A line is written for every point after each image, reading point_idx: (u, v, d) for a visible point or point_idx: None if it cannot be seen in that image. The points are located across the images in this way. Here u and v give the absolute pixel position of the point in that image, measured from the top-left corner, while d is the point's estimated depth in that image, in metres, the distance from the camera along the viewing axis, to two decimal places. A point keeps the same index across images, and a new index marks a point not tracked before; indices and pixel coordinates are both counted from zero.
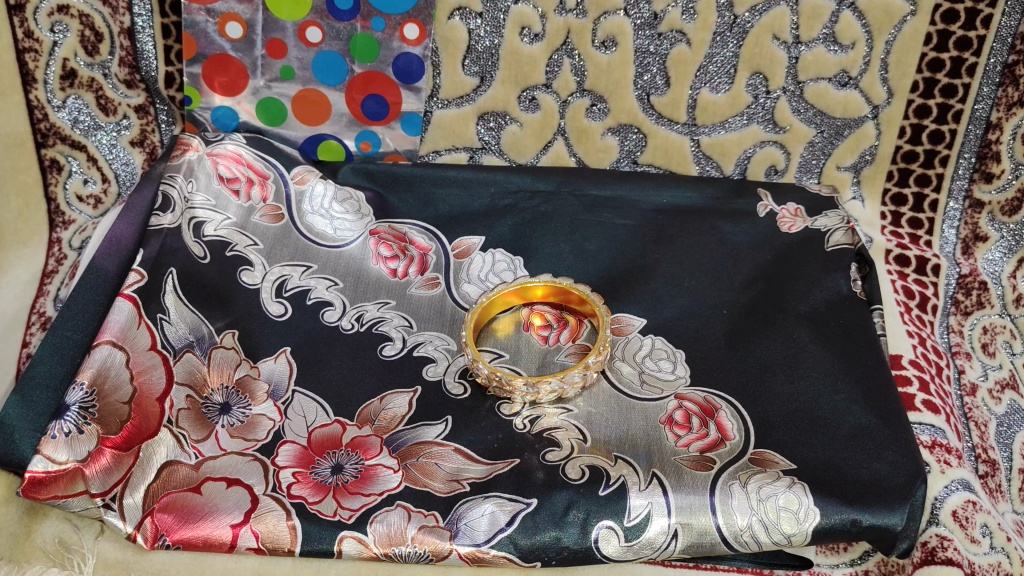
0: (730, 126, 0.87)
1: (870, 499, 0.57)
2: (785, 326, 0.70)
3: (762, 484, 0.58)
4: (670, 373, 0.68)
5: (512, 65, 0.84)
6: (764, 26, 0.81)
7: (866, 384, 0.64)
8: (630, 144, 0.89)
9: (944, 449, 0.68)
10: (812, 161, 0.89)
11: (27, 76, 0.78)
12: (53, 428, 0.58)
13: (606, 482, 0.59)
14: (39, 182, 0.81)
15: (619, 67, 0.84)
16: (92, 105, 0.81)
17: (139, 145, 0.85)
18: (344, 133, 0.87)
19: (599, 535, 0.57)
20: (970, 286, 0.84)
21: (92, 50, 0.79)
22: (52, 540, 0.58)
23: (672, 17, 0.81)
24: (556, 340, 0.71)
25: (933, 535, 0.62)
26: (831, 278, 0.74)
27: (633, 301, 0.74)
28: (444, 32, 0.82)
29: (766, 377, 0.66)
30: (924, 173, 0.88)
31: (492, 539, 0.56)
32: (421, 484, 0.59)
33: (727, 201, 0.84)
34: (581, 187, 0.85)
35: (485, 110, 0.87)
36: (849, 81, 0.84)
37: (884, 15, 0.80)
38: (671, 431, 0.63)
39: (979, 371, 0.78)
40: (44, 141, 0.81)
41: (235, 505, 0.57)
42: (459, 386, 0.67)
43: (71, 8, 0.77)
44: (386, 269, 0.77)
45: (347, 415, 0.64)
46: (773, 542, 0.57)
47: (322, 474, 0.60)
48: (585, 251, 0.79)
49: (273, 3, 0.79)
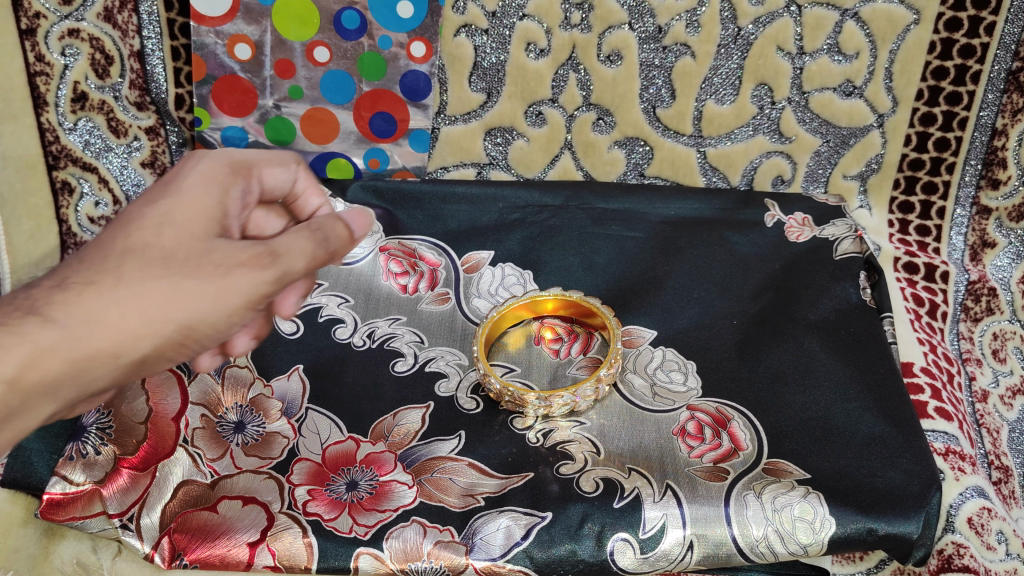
0: (736, 138, 0.88)
1: (885, 508, 0.57)
2: (796, 336, 0.70)
3: (777, 494, 0.58)
4: (681, 385, 0.68)
5: (518, 80, 0.85)
6: (767, 38, 0.82)
7: (878, 392, 0.64)
8: (637, 156, 0.89)
9: (957, 455, 0.68)
10: (819, 170, 0.90)
11: (39, 99, 0.78)
12: (72, 449, 0.60)
13: (620, 494, 0.59)
14: (50, 205, 0.82)
15: (624, 81, 0.84)
16: (103, 127, 0.82)
17: (150, 167, 0.85)
18: (353, 151, 0.87)
19: (615, 547, 0.57)
20: (979, 292, 0.84)
21: (102, 73, 0.80)
22: (69, 561, 0.59)
23: (676, 30, 0.81)
24: (567, 353, 0.72)
25: (950, 543, 0.63)
26: (840, 286, 0.74)
27: (643, 313, 0.75)
28: (450, 49, 0.83)
29: (778, 387, 0.66)
30: (931, 180, 0.88)
31: (508, 553, 0.56)
32: (435, 499, 0.59)
33: (735, 212, 0.85)
34: (589, 201, 0.85)
35: (493, 125, 0.87)
36: (854, 90, 0.85)
37: (887, 24, 0.81)
38: (684, 442, 0.63)
39: (990, 378, 0.78)
40: (55, 163, 0.81)
41: (252, 523, 0.57)
42: (472, 401, 0.67)
43: (82, 32, 0.77)
44: (396, 285, 0.77)
45: (360, 431, 0.64)
46: (789, 551, 0.57)
47: (337, 490, 0.60)
48: (594, 263, 0.79)
49: (281, 24, 0.80)
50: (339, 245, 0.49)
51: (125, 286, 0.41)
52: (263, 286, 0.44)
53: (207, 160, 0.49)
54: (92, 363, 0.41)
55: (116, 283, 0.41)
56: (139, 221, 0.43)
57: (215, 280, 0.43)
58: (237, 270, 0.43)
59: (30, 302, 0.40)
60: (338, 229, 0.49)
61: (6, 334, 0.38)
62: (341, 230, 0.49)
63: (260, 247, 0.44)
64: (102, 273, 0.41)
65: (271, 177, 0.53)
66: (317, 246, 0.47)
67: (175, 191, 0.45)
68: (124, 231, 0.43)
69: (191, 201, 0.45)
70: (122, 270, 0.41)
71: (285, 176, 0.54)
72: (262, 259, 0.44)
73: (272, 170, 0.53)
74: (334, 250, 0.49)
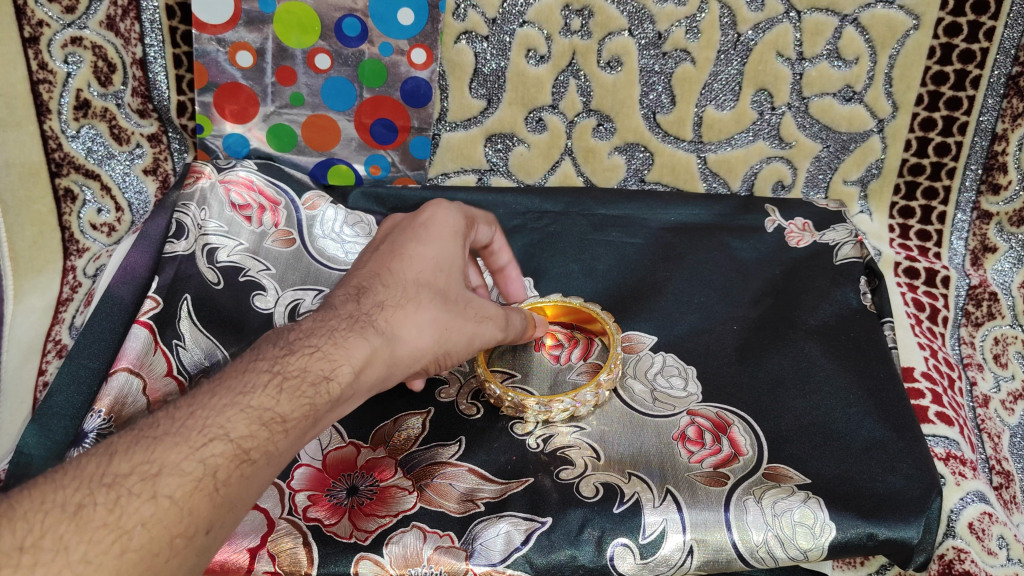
0: (736, 143, 0.88)
1: (886, 512, 0.57)
2: (795, 341, 0.70)
3: (777, 499, 0.58)
4: (681, 390, 0.68)
5: (519, 87, 0.85)
6: (767, 44, 0.82)
7: (878, 397, 0.65)
8: (637, 162, 0.90)
9: (958, 460, 0.68)
10: (819, 176, 0.90)
11: (42, 107, 0.77)
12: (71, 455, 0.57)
13: (620, 499, 0.59)
14: (53, 212, 0.80)
15: (624, 87, 0.85)
16: (105, 134, 0.82)
17: (153, 174, 0.86)
18: (354, 158, 0.88)
19: (615, 553, 0.57)
20: (980, 297, 0.84)
21: (105, 80, 0.80)
22: None
23: (676, 36, 0.82)
24: (567, 359, 0.72)
25: (950, 548, 0.63)
26: (841, 291, 0.74)
27: (643, 318, 0.75)
28: (451, 56, 0.83)
29: (777, 393, 0.66)
30: (931, 186, 0.88)
31: (508, 558, 0.56)
32: (435, 504, 0.59)
33: (735, 217, 0.85)
34: (589, 206, 0.86)
35: (493, 131, 0.88)
36: (854, 96, 0.85)
37: (886, 30, 0.81)
38: (684, 447, 0.63)
39: (991, 383, 0.78)
40: (58, 170, 0.80)
41: (252, 530, 0.57)
42: (473, 407, 0.68)
43: (85, 40, 0.77)
44: None
45: (360, 437, 0.64)
46: (790, 557, 0.57)
47: (337, 496, 0.60)
48: (594, 269, 0.80)
49: (282, 32, 0.81)
50: (531, 332, 0.64)
51: (422, 312, 0.52)
52: (491, 336, 0.58)
53: (455, 213, 0.61)
54: (397, 365, 0.51)
55: (416, 310, 0.52)
56: (421, 261, 0.55)
57: (472, 325, 0.56)
58: (488, 321, 0.57)
59: (365, 317, 0.50)
60: (533, 321, 0.65)
61: (356, 337, 0.48)
62: (535, 320, 0.65)
63: (499, 311, 0.59)
64: (403, 299, 0.53)
65: (482, 234, 0.66)
66: (521, 326, 0.62)
67: (442, 242, 0.57)
68: (410, 266, 0.55)
69: (454, 254, 0.58)
70: (418, 300, 0.53)
71: (490, 235, 0.67)
72: (501, 320, 0.59)
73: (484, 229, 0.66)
74: (528, 335, 0.64)
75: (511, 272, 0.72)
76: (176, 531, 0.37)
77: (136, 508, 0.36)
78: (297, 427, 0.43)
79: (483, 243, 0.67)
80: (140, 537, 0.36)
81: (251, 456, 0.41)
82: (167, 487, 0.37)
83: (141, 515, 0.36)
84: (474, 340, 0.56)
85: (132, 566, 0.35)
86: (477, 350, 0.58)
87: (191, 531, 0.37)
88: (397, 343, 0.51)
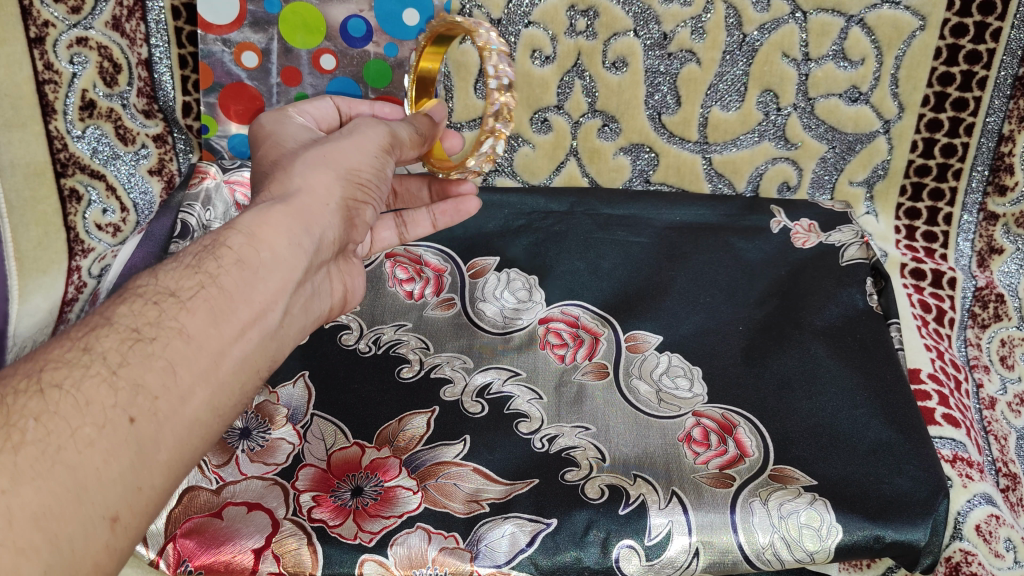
0: (741, 144, 0.88)
1: (893, 514, 0.57)
2: (801, 343, 0.70)
3: (784, 501, 0.58)
4: (687, 391, 0.68)
5: (524, 87, 0.85)
6: (773, 44, 0.82)
7: (885, 399, 0.64)
8: (642, 163, 0.90)
9: (965, 462, 0.68)
10: (824, 177, 0.90)
11: (48, 107, 0.77)
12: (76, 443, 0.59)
13: (626, 501, 0.58)
14: (57, 212, 0.81)
15: (630, 87, 0.85)
16: (110, 135, 0.81)
17: (157, 174, 0.85)
18: None
19: (620, 554, 0.56)
20: (987, 299, 0.83)
21: (110, 81, 0.79)
22: None
23: (682, 37, 0.82)
24: (572, 359, 0.71)
25: (957, 550, 0.63)
26: (846, 292, 0.74)
27: (649, 318, 0.75)
28: (455, 57, 0.83)
29: (784, 394, 0.66)
30: (938, 186, 0.88)
31: (513, 559, 0.56)
32: (440, 505, 0.59)
33: (740, 217, 0.85)
34: (594, 206, 0.86)
35: None
36: (860, 96, 0.84)
37: (893, 30, 0.81)
38: (690, 448, 0.63)
39: (998, 384, 0.78)
40: (63, 170, 0.80)
41: (256, 529, 0.57)
42: (476, 404, 0.67)
43: (90, 41, 0.77)
44: (403, 291, 0.77)
45: (365, 437, 0.63)
46: (796, 559, 0.56)
47: (342, 497, 0.59)
48: (600, 268, 0.79)
49: (287, 32, 0.81)
50: (426, 129, 0.66)
51: (298, 163, 0.53)
52: (383, 138, 0.59)
53: (270, 114, 0.63)
54: (311, 212, 0.50)
55: (290, 167, 0.53)
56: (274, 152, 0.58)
57: (346, 138, 0.57)
58: (359, 127, 0.59)
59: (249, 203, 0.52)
60: (423, 118, 0.66)
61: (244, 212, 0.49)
62: (423, 121, 0.66)
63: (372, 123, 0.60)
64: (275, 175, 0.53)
65: (326, 114, 0.70)
66: (413, 131, 0.63)
67: (280, 135, 0.60)
68: (266, 161, 0.57)
69: (301, 130, 0.62)
70: (286, 164, 0.54)
71: (327, 103, 0.70)
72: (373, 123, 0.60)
73: (312, 104, 0.69)
74: (425, 133, 0.65)
75: (377, 112, 0.76)
76: (83, 419, 0.34)
77: (25, 405, 0.34)
78: (197, 298, 0.41)
79: (328, 116, 0.70)
80: (36, 432, 0.33)
81: (145, 335, 0.38)
82: (51, 378, 0.35)
83: (32, 411, 0.34)
84: (362, 148, 0.56)
85: (30, 459, 0.32)
86: (383, 159, 0.58)
87: (99, 418, 0.35)
88: (297, 192, 0.50)
